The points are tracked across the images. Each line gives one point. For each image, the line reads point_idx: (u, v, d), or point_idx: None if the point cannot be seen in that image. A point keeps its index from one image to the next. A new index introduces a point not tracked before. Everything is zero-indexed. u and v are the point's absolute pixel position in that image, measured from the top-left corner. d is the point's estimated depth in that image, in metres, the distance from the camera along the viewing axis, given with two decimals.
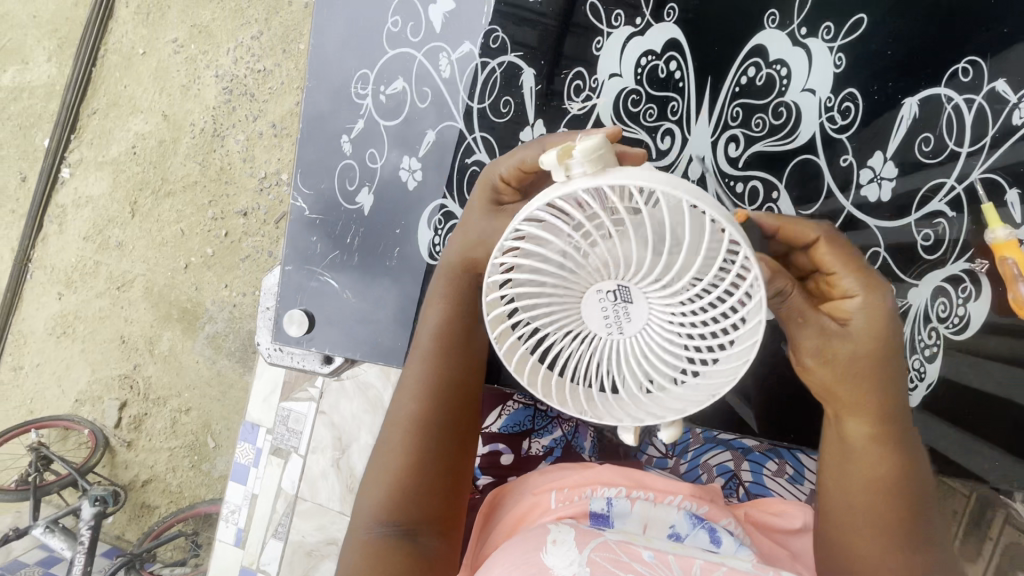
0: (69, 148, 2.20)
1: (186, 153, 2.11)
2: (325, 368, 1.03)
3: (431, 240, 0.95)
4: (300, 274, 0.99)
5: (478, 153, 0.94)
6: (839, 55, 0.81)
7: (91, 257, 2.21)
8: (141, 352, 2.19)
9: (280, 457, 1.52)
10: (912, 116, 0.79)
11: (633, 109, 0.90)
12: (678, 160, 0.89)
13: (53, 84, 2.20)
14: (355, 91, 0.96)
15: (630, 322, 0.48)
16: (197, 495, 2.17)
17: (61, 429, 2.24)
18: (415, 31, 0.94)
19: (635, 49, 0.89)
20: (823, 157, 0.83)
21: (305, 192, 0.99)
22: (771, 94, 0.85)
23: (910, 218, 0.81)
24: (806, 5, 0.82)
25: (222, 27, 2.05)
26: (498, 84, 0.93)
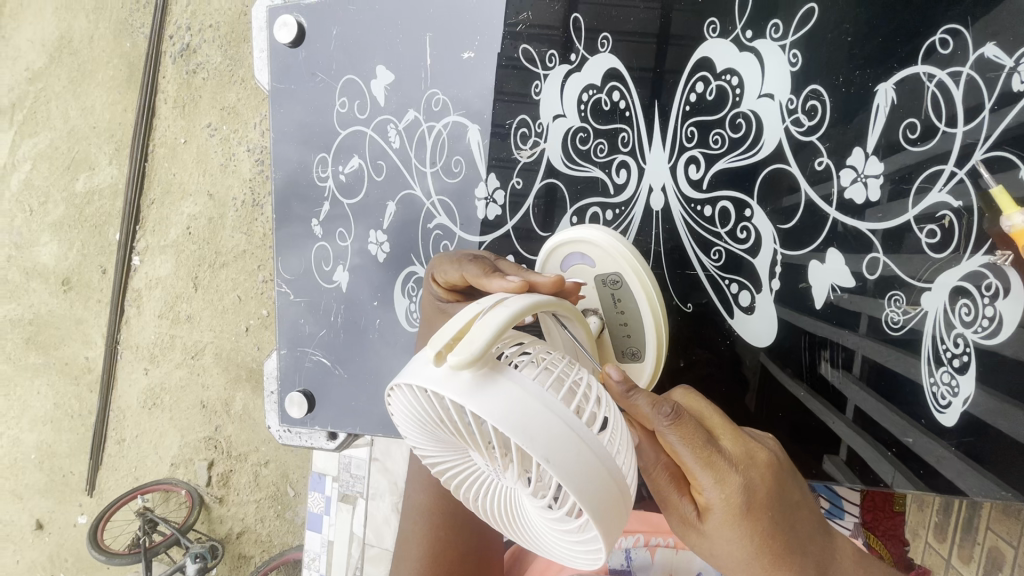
0: (136, 238, 2.43)
1: (233, 225, 2.28)
2: (331, 445, 1.16)
3: (407, 306, 1.05)
4: (294, 355, 1.14)
5: (438, 217, 1.04)
6: (793, 52, 0.82)
7: (167, 333, 2.42)
8: (220, 413, 2.36)
9: (349, 503, 1.57)
10: (890, 103, 0.77)
11: (582, 146, 0.95)
12: (636, 193, 0.93)
13: (117, 183, 2.44)
14: (316, 175, 1.10)
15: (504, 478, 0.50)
16: (286, 541, 2.31)
17: (163, 492, 2.45)
18: (362, 109, 1.06)
19: (576, 86, 0.95)
20: (795, 164, 0.82)
21: (285, 277, 1.14)
22: (725, 107, 0.86)
23: (909, 216, 0.77)
24: (746, 10, 0.84)
25: (246, 104, 2.22)
26: (447, 147, 1.02)
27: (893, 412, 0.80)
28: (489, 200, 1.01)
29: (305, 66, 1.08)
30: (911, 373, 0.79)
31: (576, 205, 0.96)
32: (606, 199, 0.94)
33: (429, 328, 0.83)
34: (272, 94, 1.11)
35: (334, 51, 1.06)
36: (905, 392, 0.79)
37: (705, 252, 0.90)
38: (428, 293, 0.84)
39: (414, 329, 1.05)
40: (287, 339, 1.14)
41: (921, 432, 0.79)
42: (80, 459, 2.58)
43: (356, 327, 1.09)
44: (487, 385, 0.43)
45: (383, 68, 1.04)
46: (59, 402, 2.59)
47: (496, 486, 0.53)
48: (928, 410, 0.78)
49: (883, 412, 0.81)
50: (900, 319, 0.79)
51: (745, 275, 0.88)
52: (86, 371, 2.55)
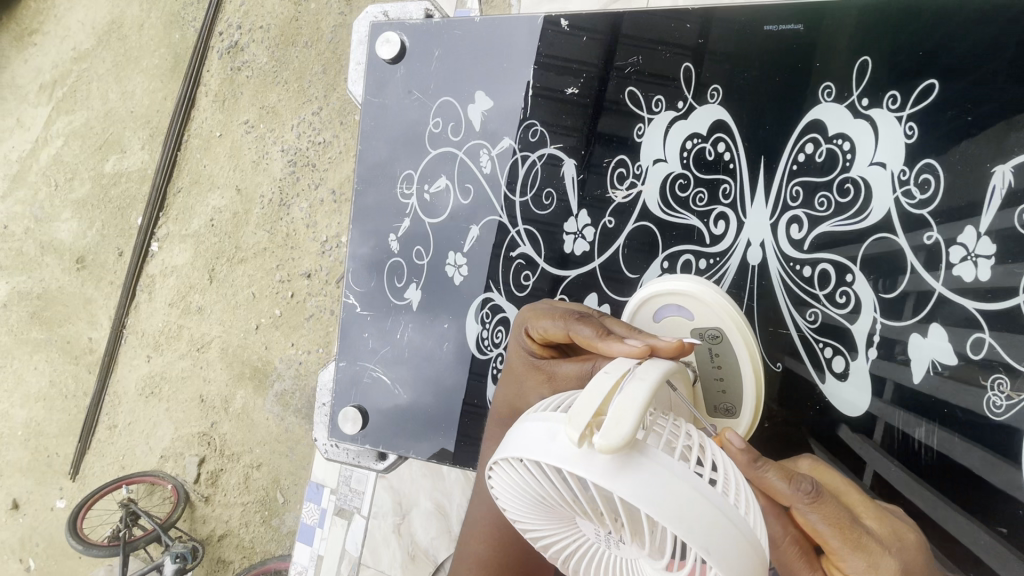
0: (158, 224, 2.43)
1: (257, 222, 2.28)
2: (381, 466, 1.16)
3: (480, 333, 1.04)
4: (352, 369, 1.13)
5: (522, 246, 1.03)
6: (909, 125, 0.79)
7: (175, 322, 2.40)
8: (218, 410, 2.32)
9: (344, 518, 1.53)
10: (1007, 184, 0.74)
11: (681, 193, 0.93)
12: (734, 245, 0.89)
13: (146, 168, 2.45)
14: (400, 190, 1.11)
15: (619, 549, 0.49)
16: (268, 550, 2.23)
17: (148, 484, 2.39)
18: (456, 131, 1.07)
19: (680, 133, 0.93)
20: (903, 236, 0.79)
21: (354, 290, 1.14)
22: (835, 170, 0.83)
23: (1020, 299, 0.73)
24: (864, 77, 0.82)
25: (287, 106, 2.24)
26: (540, 178, 1.02)
27: (918, 483, 0.78)
28: (577, 236, 0.99)
29: (402, 83, 1.10)
30: (952, 452, 0.76)
31: (668, 251, 0.94)
32: (701, 248, 0.91)
33: (509, 379, 0.81)
34: (363, 107, 1.13)
35: (433, 72, 1.07)
36: (939, 468, 0.76)
37: (800, 312, 0.86)
38: (511, 345, 0.82)
39: (484, 355, 1.03)
40: (346, 351, 1.14)
41: (956, 511, 0.75)
42: (67, 441, 2.52)
43: (422, 348, 1.08)
44: (634, 469, 0.41)
45: (482, 94, 1.05)
46: (55, 380, 2.55)
47: (603, 556, 0.53)
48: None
49: (906, 482, 0.78)
50: (1004, 403, 0.74)
51: (842, 340, 0.83)
52: (87, 351, 2.51)
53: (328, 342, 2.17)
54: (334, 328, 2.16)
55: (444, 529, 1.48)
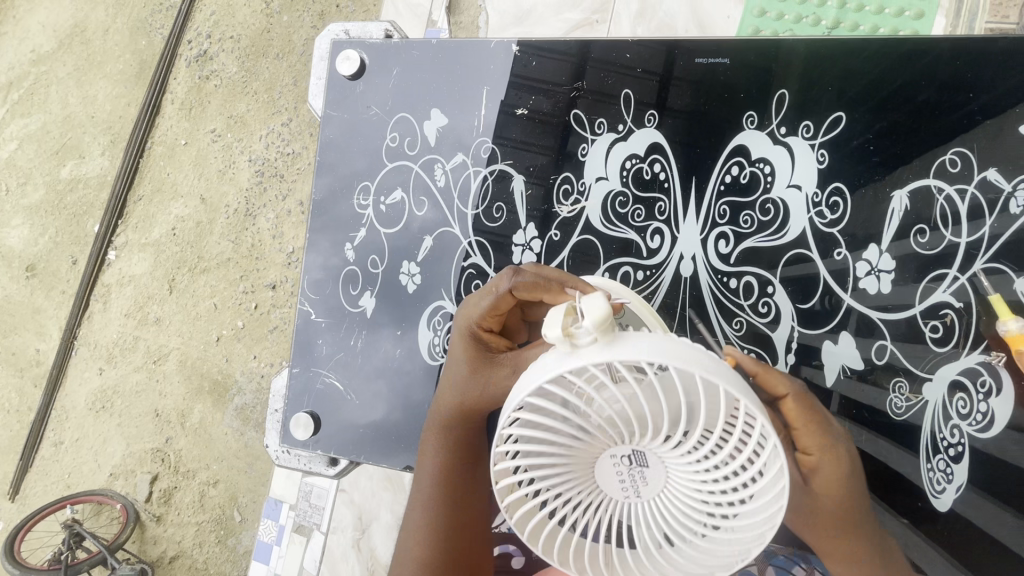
0: (116, 232, 2.36)
1: (221, 232, 2.24)
2: (331, 472, 1.14)
3: (431, 340, 1.05)
4: (306, 375, 1.12)
5: (473, 257, 1.05)
6: (821, 152, 0.87)
7: (131, 333, 2.32)
8: (174, 425, 2.24)
9: (303, 534, 1.51)
10: (904, 208, 0.83)
11: (621, 209, 0.98)
12: (668, 259, 0.94)
13: (106, 175, 2.39)
14: (356, 202, 1.12)
15: (648, 486, 0.49)
16: (223, 571, 2.15)
17: (95, 504, 2.28)
18: (412, 146, 1.09)
19: (620, 155, 0.99)
20: (817, 252, 0.86)
21: (309, 297, 1.14)
22: (757, 191, 0.90)
23: (915, 310, 0.81)
24: (782, 107, 0.90)
25: (255, 116, 2.22)
26: (491, 192, 1.05)
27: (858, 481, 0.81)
28: (526, 247, 1.02)
29: (361, 98, 1.12)
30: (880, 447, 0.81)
31: (609, 263, 0.97)
32: (638, 261, 0.96)
33: (460, 378, 0.74)
34: (323, 120, 1.13)
35: (392, 87, 1.10)
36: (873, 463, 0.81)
37: (728, 322, 0.90)
38: (454, 344, 0.74)
39: (436, 362, 1.05)
40: (300, 358, 1.13)
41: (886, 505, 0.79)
42: (8, 459, 2.39)
43: (378, 355, 1.08)
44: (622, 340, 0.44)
45: (437, 111, 1.08)
46: None
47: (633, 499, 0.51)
48: (923, 493, 0.78)
49: None
50: (903, 404, 0.81)
51: (765, 349, 0.88)
52: (34, 364, 2.40)
53: None
54: None
55: None
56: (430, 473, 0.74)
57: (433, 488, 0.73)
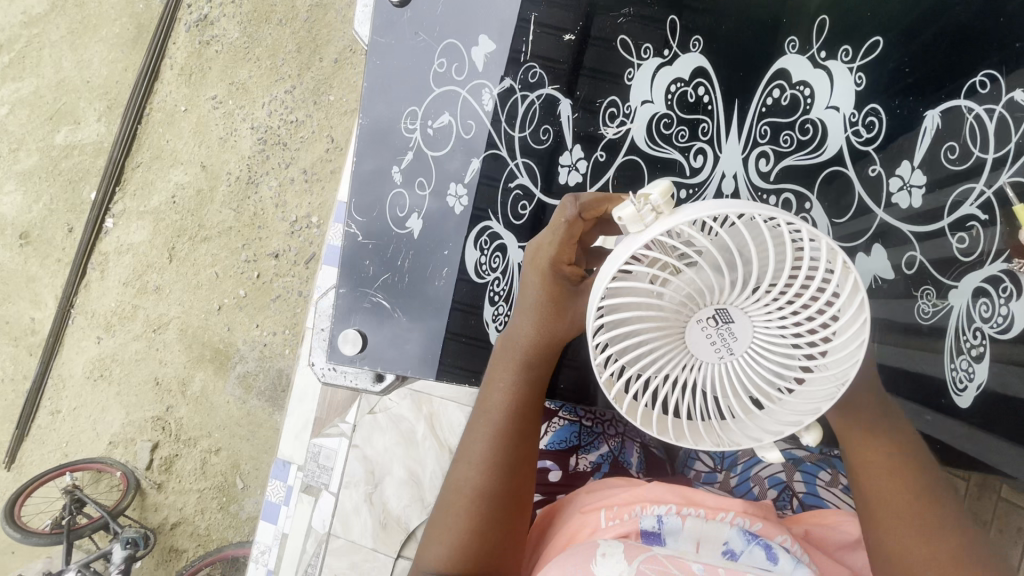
0: (113, 199, 2.33)
1: (222, 200, 2.23)
2: (377, 389, 1.07)
3: (478, 259, 1.00)
4: (352, 296, 1.03)
5: (520, 178, 0.99)
6: (859, 75, 0.84)
7: (130, 301, 2.30)
8: (174, 393, 2.24)
9: (311, 495, 1.53)
10: (935, 127, 0.79)
11: (665, 131, 0.94)
12: (710, 177, 0.93)
13: (102, 141, 2.35)
14: (403, 126, 1.01)
15: (738, 341, 0.50)
16: (225, 537, 2.17)
17: (94, 472, 2.27)
18: (460, 71, 0.99)
19: (666, 78, 0.93)
20: (851, 167, 0.86)
21: (355, 219, 1.03)
22: (796, 112, 0.88)
23: (943, 223, 0.80)
24: (823, 30, 0.85)
25: (257, 83, 2.20)
26: (538, 115, 0.98)
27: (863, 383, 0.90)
28: (571, 168, 0.97)
29: (409, 26, 0.99)
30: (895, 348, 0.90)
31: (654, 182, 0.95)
32: (682, 179, 0.94)
33: (537, 314, 0.67)
34: (368, 48, 1.00)
35: (440, 15, 0.98)
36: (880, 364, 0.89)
37: None
38: (528, 274, 0.67)
39: (483, 280, 1.01)
40: (346, 277, 1.03)
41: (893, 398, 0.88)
42: (3, 427, 2.37)
43: (422, 277, 1.02)
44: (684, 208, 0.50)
45: (486, 37, 0.97)
46: None
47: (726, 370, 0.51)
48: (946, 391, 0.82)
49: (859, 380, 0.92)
50: (931, 309, 0.82)
51: None
52: (29, 333, 2.38)
53: (295, 324, 2.14)
54: (301, 309, 2.14)
55: (417, 497, 1.48)
56: (492, 421, 0.67)
57: (494, 440, 0.66)
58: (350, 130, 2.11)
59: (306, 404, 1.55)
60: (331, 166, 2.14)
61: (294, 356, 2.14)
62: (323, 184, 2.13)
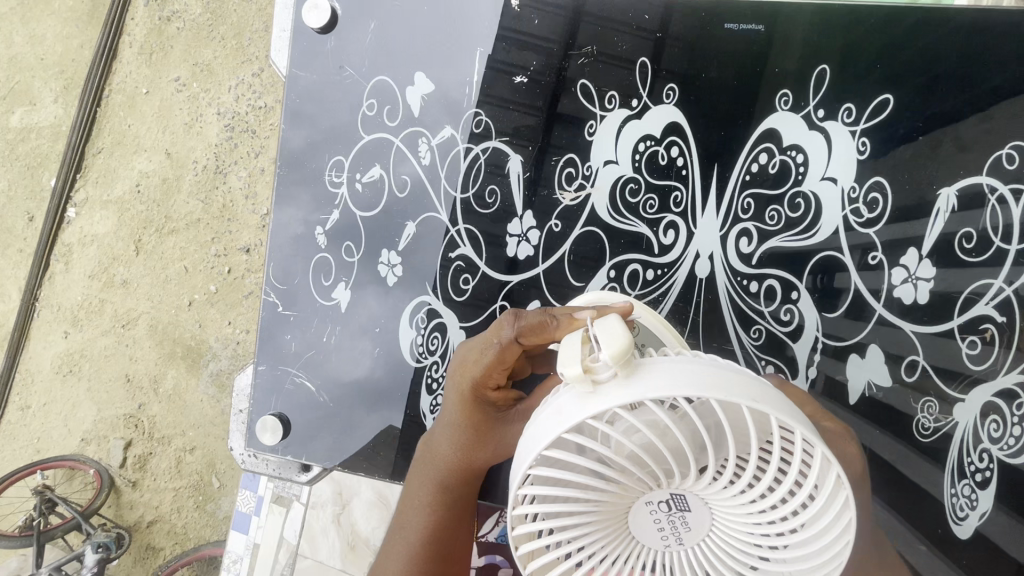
0: (75, 187, 2.21)
1: (189, 190, 2.11)
2: (304, 479, 1.10)
3: (413, 339, 1.00)
4: (274, 376, 1.07)
5: (463, 247, 0.98)
6: (862, 141, 0.78)
7: (97, 295, 2.21)
8: (146, 391, 2.17)
9: (283, 505, 1.45)
10: (951, 209, 0.73)
11: (632, 199, 0.91)
12: (683, 256, 0.88)
13: (60, 124, 2.21)
14: (328, 178, 1.04)
15: (691, 531, 0.43)
16: (202, 536, 2.14)
17: (66, 469, 2.22)
18: (392, 115, 1.00)
19: (636, 137, 0.91)
20: (848, 253, 0.78)
21: (276, 286, 1.07)
22: (787, 183, 0.82)
23: (952, 323, 0.72)
24: (821, 86, 0.81)
25: (223, 64, 2.05)
26: (483, 173, 0.97)
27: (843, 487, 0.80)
28: (521, 238, 0.96)
29: (332, 58, 1.03)
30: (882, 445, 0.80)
31: (615, 260, 0.91)
32: (648, 258, 0.90)
33: (460, 433, 0.64)
34: (290, 81, 1.04)
35: (369, 45, 1.01)
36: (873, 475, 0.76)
37: (745, 329, 0.85)
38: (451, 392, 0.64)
39: (420, 364, 0.99)
40: (267, 356, 1.07)
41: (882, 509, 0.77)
42: None
43: (348, 353, 1.03)
44: (645, 373, 0.39)
45: (421, 76, 0.99)
46: None
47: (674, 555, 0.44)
48: (944, 520, 0.71)
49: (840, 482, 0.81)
50: (931, 425, 0.73)
51: (783, 358, 0.82)
52: None
53: None
54: None
55: (385, 519, 1.43)
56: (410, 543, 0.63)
57: (408, 565, 0.62)
58: None
59: None
60: None
61: None
62: None
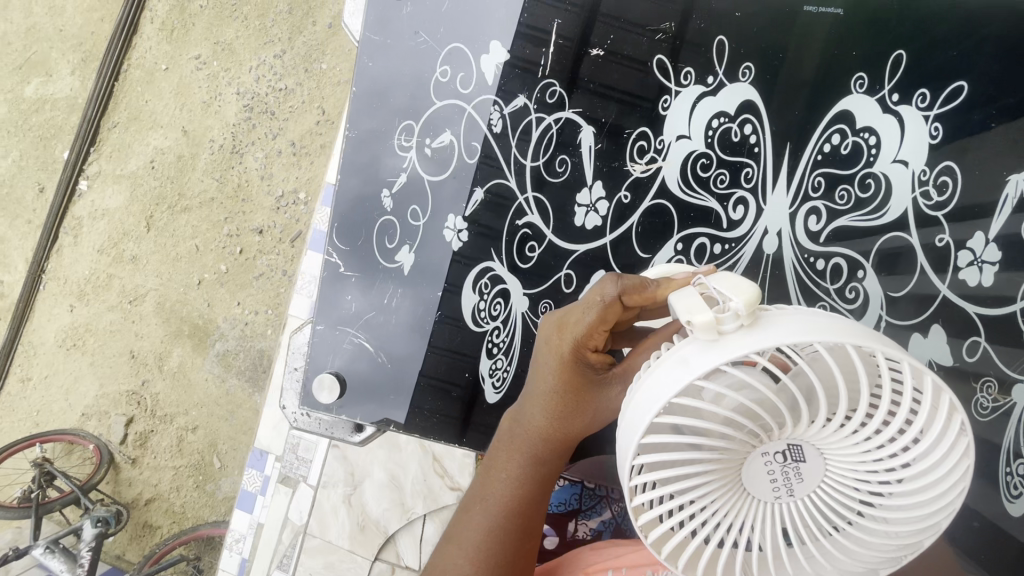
0: (87, 161, 2.19)
1: (204, 168, 2.10)
2: (355, 440, 1.08)
3: (476, 304, 0.99)
4: (332, 335, 1.03)
5: (530, 216, 0.97)
6: (935, 125, 0.76)
7: (104, 270, 2.20)
8: (151, 368, 2.16)
9: (288, 486, 1.47)
10: (1021, 194, 0.70)
11: (701, 174, 0.89)
12: (751, 232, 0.87)
13: (75, 97, 2.19)
14: (397, 143, 1.00)
15: (802, 483, 0.45)
16: (200, 516, 2.14)
17: (66, 443, 2.21)
18: (465, 83, 0.97)
19: (710, 112, 0.88)
20: (915, 235, 0.77)
21: (337, 247, 1.03)
22: (858, 164, 0.81)
23: (1017, 306, 0.69)
24: (898, 70, 0.79)
25: (244, 44, 2.05)
26: (555, 143, 0.95)
27: None
28: (589, 209, 0.94)
29: (408, 21, 0.97)
30: None
31: (683, 233, 0.90)
32: (716, 233, 0.89)
33: (549, 403, 0.62)
34: (361, 44, 0.99)
35: (445, 12, 0.96)
36: None
37: (808, 305, 0.84)
38: (545, 358, 0.61)
39: (481, 328, 0.99)
40: (324, 314, 1.04)
41: None
42: None
43: (411, 314, 1.01)
44: (773, 321, 0.41)
45: (497, 44, 0.95)
46: None
47: (783, 509, 0.46)
48: (996, 496, 0.68)
49: None
50: (991, 405, 0.70)
51: None
52: None
53: (278, 304, 2.06)
54: (285, 290, 2.05)
55: (397, 501, 1.43)
56: (490, 510, 0.63)
57: (491, 520, 0.63)
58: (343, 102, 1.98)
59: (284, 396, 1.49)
60: (321, 140, 2.01)
61: (276, 337, 2.06)
62: (312, 159, 2.01)
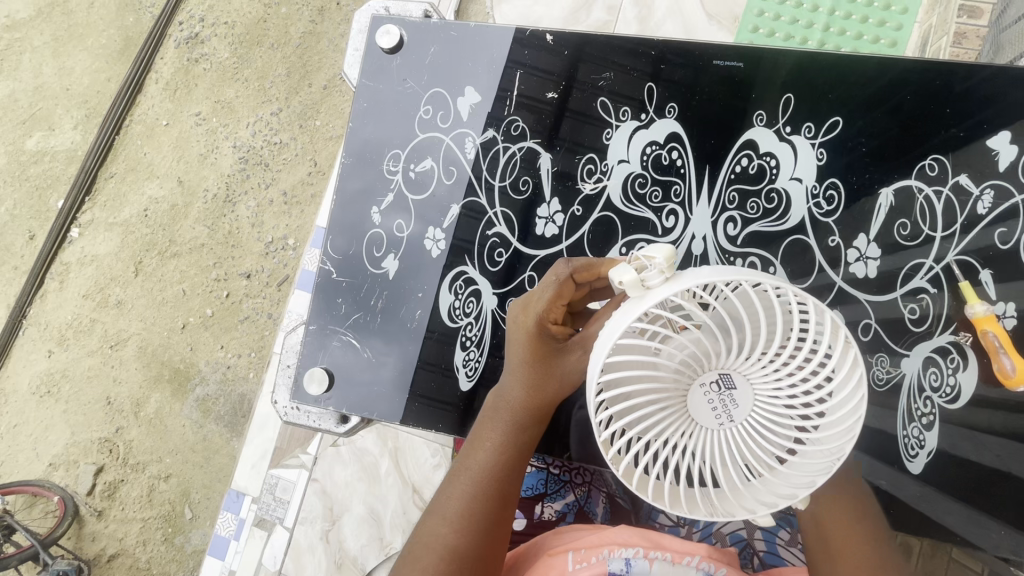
0: (81, 209, 2.26)
1: (197, 217, 2.19)
2: (341, 431, 1.13)
3: (451, 303, 1.06)
4: (322, 332, 1.10)
5: (498, 226, 1.07)
6: (820, 150, 0.94)
7: (87, 314, 2.21)
8: (126, 414, 2.13)
9: (264, 529, 1.46)
10: (889, 204, 0.92)
11: (639, 190, 1.01)
12: (681, 236, 0.99)
13: (76, 149, 2.30)
14: (385, 168, 1.10)
15: (738, 408, 0.53)
16: (167, 572, 2.04)
17: (29, 495, 2.13)
18: (445, 119, 1.09)
19: (642, 140, 1.01)
20: (813, 237, 0.95)
21: (330, 257, 1.11)
22: (763, 181, 0.96)
23: (896, 294, 0.91)
24: (789, 108, 0.95)
25: (244, 103, 2.20)
26: (518, 165, 1.06)
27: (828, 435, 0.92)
28: (548, 220, 1.04)
29: (397, 72, 1.10)
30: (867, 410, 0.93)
31: (627, 238, 1.01)
32: (654, 238, 1.00)
33: (522, 370, 0.70)
34: (357, 90, 1.11)
35: (428, 64, 1.09)
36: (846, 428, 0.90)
37: None
38: (513, 331, 0.71)
39: (455, 324, 1.06)
40: (316, 313, 1.11)
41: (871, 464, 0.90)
42: None
43: (393, 315, 1.08)
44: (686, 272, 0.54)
45: (471, 88, 1.08)
46: None
47: (724, 436, 0.54)
48: (901, 458, 0.89)
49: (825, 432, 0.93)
50: (885, 377, 0.91)
51: None
52: None
53: (262, 347, 2.08)
54: (270, 332, 2.08)
55: (375, 537, 1.41)
56: (470, 477, 0.66)
57: (474, 481, 0.66)
58: (334, 155, 2.12)
59: (266, 432, 1.51)
60: (312, 190, 2.13)
61: (257, 381, 2.07)
62: (302, 207, 2.12)
